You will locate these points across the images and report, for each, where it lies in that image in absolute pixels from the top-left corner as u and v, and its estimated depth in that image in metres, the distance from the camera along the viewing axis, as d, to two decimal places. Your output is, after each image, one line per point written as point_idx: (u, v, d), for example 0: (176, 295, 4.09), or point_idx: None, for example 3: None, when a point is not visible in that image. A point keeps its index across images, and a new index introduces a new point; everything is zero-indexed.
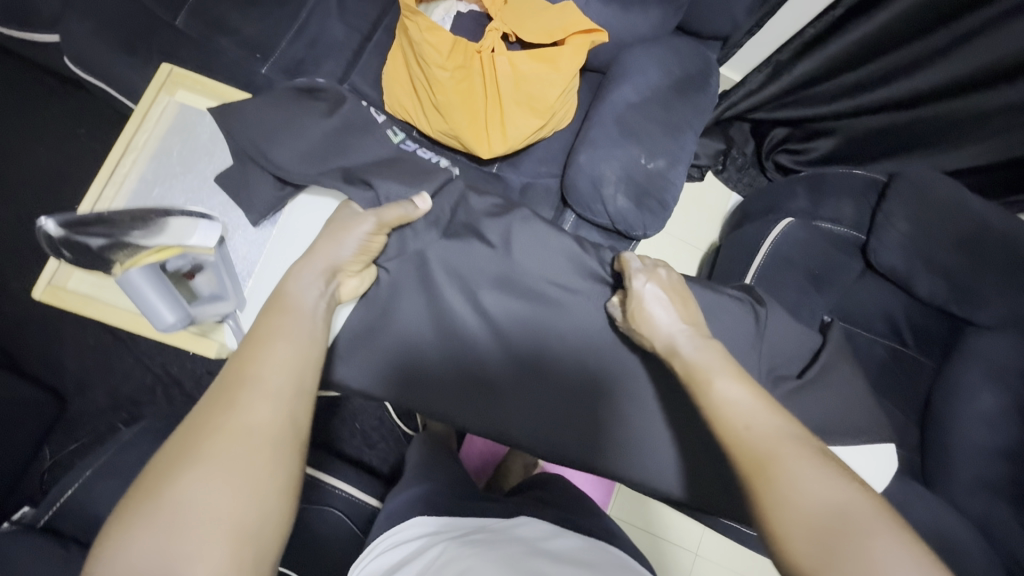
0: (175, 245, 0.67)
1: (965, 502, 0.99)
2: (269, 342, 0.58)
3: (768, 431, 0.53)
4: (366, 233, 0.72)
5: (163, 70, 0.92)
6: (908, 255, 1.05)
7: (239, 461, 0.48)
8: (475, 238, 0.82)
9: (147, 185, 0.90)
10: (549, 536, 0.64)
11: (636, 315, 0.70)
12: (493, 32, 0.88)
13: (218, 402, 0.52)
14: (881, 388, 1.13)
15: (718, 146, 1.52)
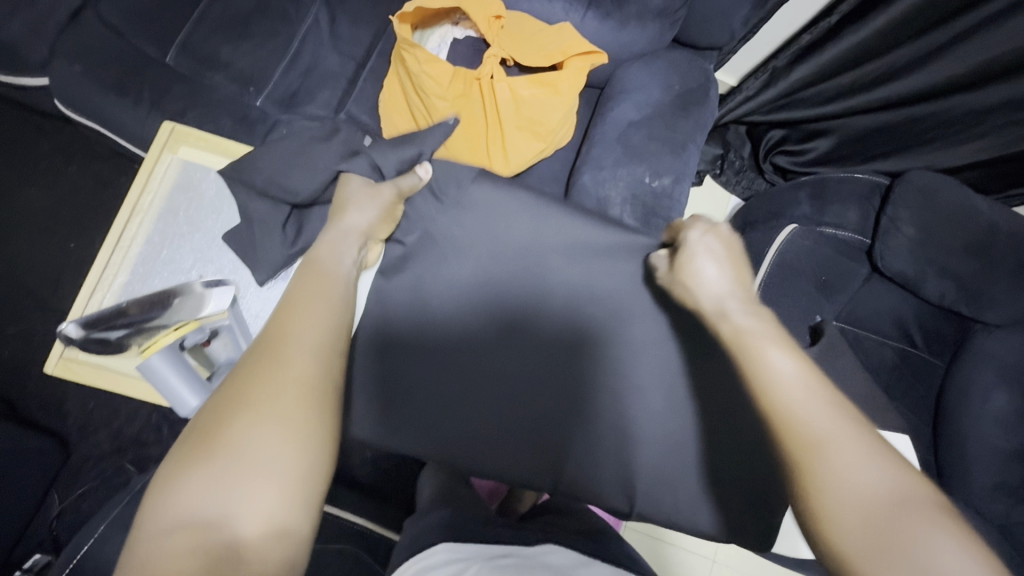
0: (189, 321, 0.71)
1: (984, 505, 1.00)
2: (302, 308, 0.55)
3: (820, 413, 0.48)
4: (389, 200, 0.75)
5: (165, 129, 0.91)
6: (916, 261, 1.05)
7: (286, 408, 0.46)
8: (476, 261, 0.81)
9: (155, 247, 0.88)
10: (582, 566, 0.59)
11: (682, 268, 0.67)
12: (492, 58, 0.86)
13: (257, 361, 0.49)
14: (893, 391, 1.14)
15: (716, 151, 1.53)
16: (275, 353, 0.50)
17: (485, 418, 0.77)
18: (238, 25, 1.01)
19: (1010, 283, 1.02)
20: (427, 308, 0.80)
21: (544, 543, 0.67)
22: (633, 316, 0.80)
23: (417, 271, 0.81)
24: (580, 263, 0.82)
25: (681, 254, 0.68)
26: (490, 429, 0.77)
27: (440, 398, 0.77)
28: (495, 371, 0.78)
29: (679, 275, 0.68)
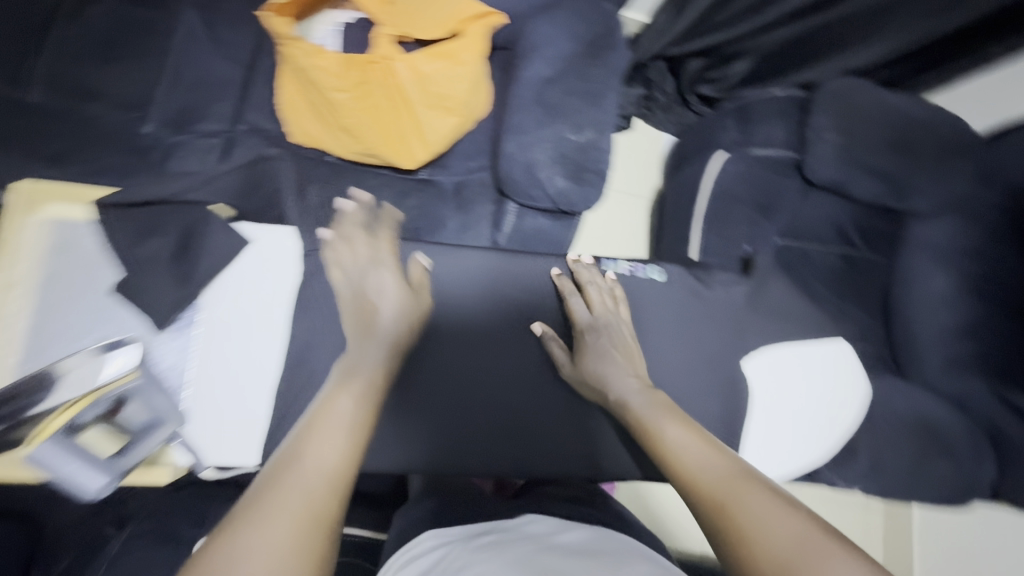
0: (78, 394, 0.61)
1: (938, 381, 1.08)
2: (335, 423, 0.58)
3: (720, 473, 0.58)
4: (361, 241, 0.79)
5: (20, 188, 0.80)
6: (842, 166, 1.06)
7: (297, 519, 0.49)
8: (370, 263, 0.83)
9: (39, 318, 0.77)
10: (561, 531, 0.59)
11: (586, 367, 0.79)
12: (382, 38, 0.79)
13: (289, 484, 0.51)
14: (843, 295, 1.19)
15: (640, 91, 1.48)
16: (316, 475, 0.53)
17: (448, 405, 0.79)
18: (105, 48, 0.92)
19: (931, 172, 1.07)
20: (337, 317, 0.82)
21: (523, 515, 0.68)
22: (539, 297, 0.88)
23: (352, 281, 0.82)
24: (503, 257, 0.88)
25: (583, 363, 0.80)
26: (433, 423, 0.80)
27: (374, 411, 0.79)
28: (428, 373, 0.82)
29: (582, 372, 0.80)
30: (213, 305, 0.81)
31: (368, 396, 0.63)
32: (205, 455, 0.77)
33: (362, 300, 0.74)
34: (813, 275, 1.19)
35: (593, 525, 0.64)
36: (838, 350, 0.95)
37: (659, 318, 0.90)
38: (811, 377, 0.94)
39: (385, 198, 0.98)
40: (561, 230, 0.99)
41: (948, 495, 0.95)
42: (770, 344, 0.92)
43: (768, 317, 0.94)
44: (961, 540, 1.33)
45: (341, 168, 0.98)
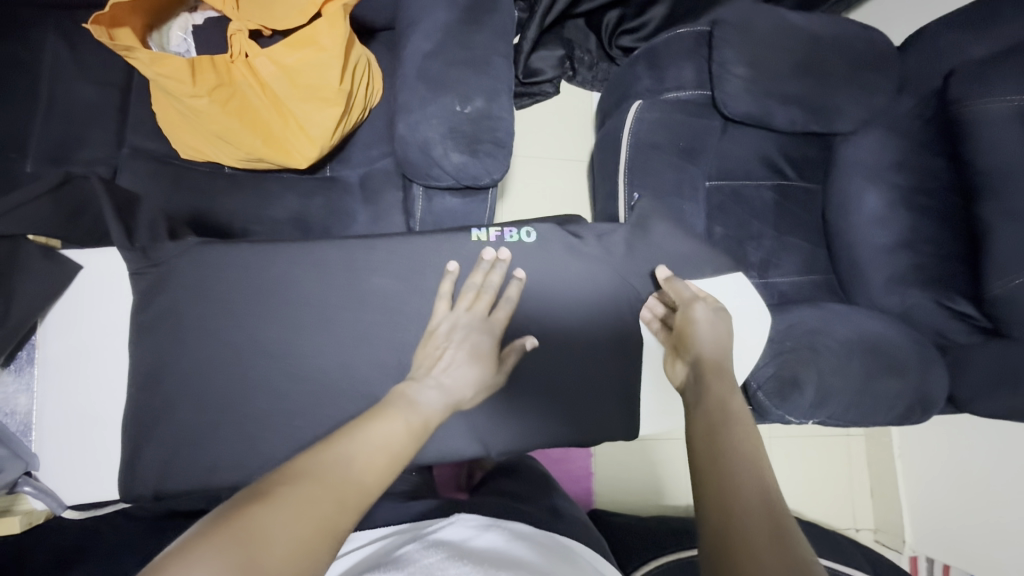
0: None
1: (883, 301, 1.05)
2: (387, 449, 0.58)
3: (744, 457, 0.55)
4: (467, 306, 0.77)
5: None
6: (756, 97, 1.03)
7: (324, 519, 0.47)
8: (212, 272, 0.78)
9: None
10: (472, 535, 0.66)
11: (722, 312, 0.79)
12: (238, 35, 0.77)
13: (334, 487, 0.50)
14: (784, 227, 1.16)
15: (560, 53, 1.41)
16: (358, 488, 0.52)
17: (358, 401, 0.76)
18: None
19: (846, 87, 1.04)
20: (185, 332, 0.76)
21: (450, 516, 0.74)
22: (418, 279, 0.81)
23: (210, 297, 0.77)
24: (377, 250, 0.81)
25: (722, 313, 0.79)
26: (298, 428, 0.75)
27: (241, 430, 0.75)
28: (288, 377, 0.77)
29: (706, 313, 0.78)
30: (46, 343, 0.74)
31: (420, 436, 0.63)
32: (63, 494, 0.73)
33: (458, 353, 0.73)
34: (750, 213, 1.15)
35: (498, 524, 0.71)
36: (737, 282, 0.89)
37: (582, 281, 0.85)
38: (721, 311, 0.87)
39: (289, 202, 0.95)
40: (475, 208, 0.95)
41: (899, 410, 0.96)
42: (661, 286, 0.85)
43: (695, 260, 0.89)
44: (932, 447, 1.34)
45: (238, 177, 0.95)
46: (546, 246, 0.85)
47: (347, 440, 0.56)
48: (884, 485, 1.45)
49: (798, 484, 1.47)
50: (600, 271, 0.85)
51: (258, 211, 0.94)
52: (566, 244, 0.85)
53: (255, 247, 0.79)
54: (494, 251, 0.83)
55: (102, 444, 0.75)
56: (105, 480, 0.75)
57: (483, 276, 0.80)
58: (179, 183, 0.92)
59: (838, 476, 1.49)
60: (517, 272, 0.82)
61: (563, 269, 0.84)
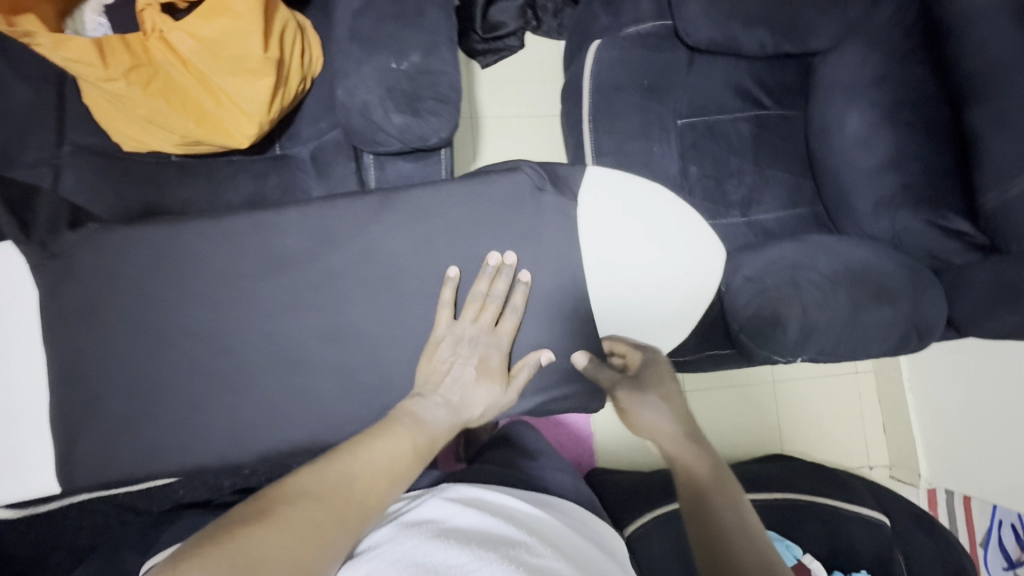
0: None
1: (872, 228, 0.99)
2: (390, 466, 0.62)
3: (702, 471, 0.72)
4: (472, 321, 0.76)
5: None
6: (719, 22, 0.96)
7: (323, 532, 0.51)
8: (145, 252, 0.76)
9: None
10: (450, 513, 0.61)
11: (641, 400, 0.79)
12: (148, 10, 0.73)
13: (335, 502, 0.55)
14: (764, 161, 1.09)
15: (520, 2, 1.35)
16: (357, 502, 0.56)
17: (322, 374, 0.77)
18: None
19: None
20: (106, 324, 0.75)
21: (433, 490, 0.72)
22: (368, 249, 0.78)
23: (135, 288, 0.76)
24: (322, 224, 0.78)
25: (643, 386, 0.80)
26: (249, 400, 0.76)
27: (184, 413, 0.75)
28: (238, 352, 0.76)
29: (628, 402, 0.80)
30: None
31: (425, 454, 0.67)
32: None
33: (465, 369, 0.75)
34: (727, 149, 1.09)
35: (479, 499, 0.67)
36: (685, 213, 0.84)
37: (546, 234, 0.80)
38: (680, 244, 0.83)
39: (241, 185, 0.93)
40: (429, 171, 0.91)
41: (891, 341, 0.91)
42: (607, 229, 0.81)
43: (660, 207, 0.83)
44: (940, 374, 1.28)
45: (183, 165, 0.92)
46: (498, 197, 0.80)
47: (349, 455, 0.61)
48: (897, 421, 1.41)
49: (806, 426, 1.43)
50: (556, 209, 0.80)
51: (209, 197, 0.92)
52: (516, 191, 0.80)
53: (188, 232, 0.77)
54: (499, 255, 0.78)
55: (36, 443, 0.74)
56: (35, 479, 0.74)
57: (488, 283, 0.77)
58: (125, 178, 0.89)
59: (848, 417, 1.44)
60: (524, 275, 0.78)
61: (520, 213, 0.80)
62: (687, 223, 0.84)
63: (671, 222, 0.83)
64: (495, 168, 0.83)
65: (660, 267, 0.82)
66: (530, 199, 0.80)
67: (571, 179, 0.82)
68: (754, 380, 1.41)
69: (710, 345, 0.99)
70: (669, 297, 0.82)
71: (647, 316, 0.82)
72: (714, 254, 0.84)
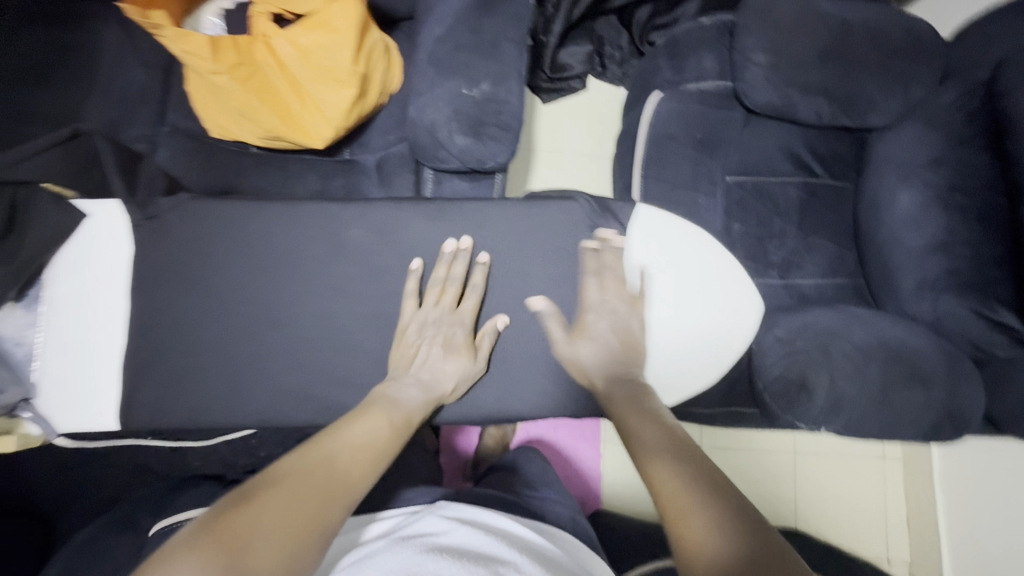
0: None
1: (914, 308, 0.98)
2: (370, 445, 0.65)
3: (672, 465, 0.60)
4: (433, 303, 0.79)
5: None
6: (779, 87, 1.00)
7: (308, 514, 0.54)
8: (219, 227, 0.83)
9: None
10: (446, 529, 0.62)
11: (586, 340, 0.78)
12: (259, 17, 0.82)
13: (320, 486, 0.57)
14: (808, 227, 1.10)
15: (588, 49, 1.41)
16: (341, 489, 0.58)
17: (356, 363, 0.81)
18: (39, 73, 1.00)
19: (879, 79, 0.99)
20: (174, 287, 0.82)
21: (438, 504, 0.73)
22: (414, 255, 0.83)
23: (206, 259, 0.82)
24: (377, 226, 0.84)
25: (578, 338, 0.79)
26: (292, 375, 0.80)
27: (226, 379, 0.80)
28: (284, 330, 0.81)
29: (574, 350, 0.78)
30: (50, 293, 0.80)
31: (403, 430, 0.70)
32: (55, 424, 0.78)
33: (432, 349, 0.78)
34: (772, 210, 1.10)
35: (475, 519, 0.68)
36: (732, 262, 0.86)
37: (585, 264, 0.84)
38: (725, 290, 0.84)
39: (309, 181, 1.00)
40: (482, 192, 0.97)
41: (919, 426, 0.89)
42: (653, 256, 0.85)
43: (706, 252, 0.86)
44: (973, 472, 1.22)
45: (261, 157, 1.00)
46: (547, 222, 0.85)
47: (331, 437, 0.63)
48: (922, 516, 1.34)
49: (824, 505, 1.37)
50: (600, 237, 0.84)
51: (277, 188, 0.99)
52: (566, 216, 0.85)
53: (262, 213, 0.83)
54: (455, 241, 0.82)
55: (101, 383, 0.80)
56: (95, 416, 0.79)
57: (446, 268, 0.81)
58: (210, 160, 0.98)
59: (869, 503, 1.38)
60: (482, 257, 0.82)
61: (563, 241, 0.85)
62: (726, 270, 0.85)
63: (716, 267, 0.85)
64: (548, 194, 0.88)
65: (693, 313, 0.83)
66: (576, 228, 0.85)
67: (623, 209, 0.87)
68: (773, 447, 1.38)
69: (732, 400, 0.99)
70: (701, 345, 0.83)
71: (679, 360, 0.82)
72: (751, 307, 0.85)
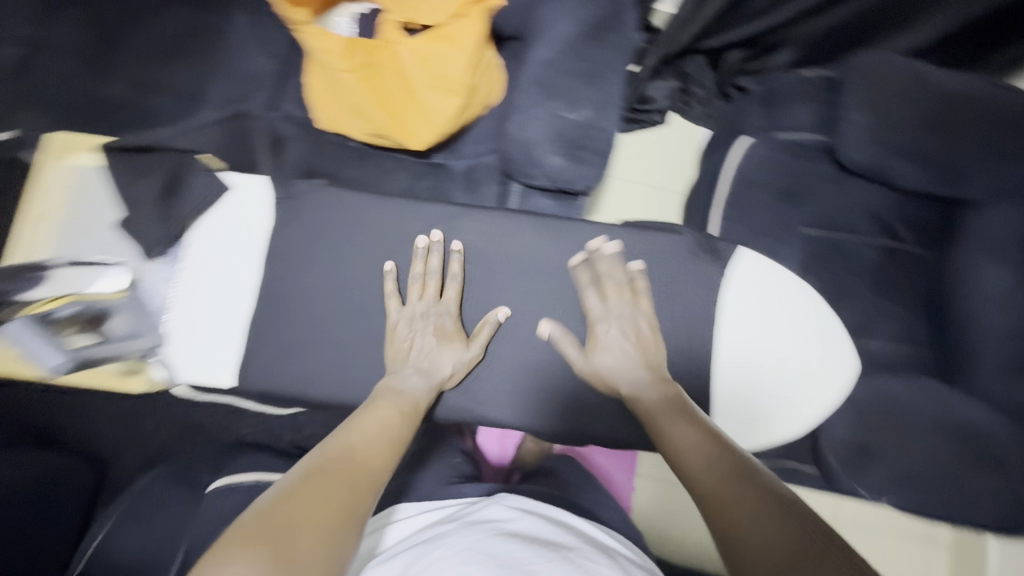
0: (71, 292, 0.82)
1: (993, 391, 0.89)
2: (383, 434, 0.71)
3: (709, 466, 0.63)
4: (417, 299, 0.85)
5: (49, 137, 0.94)
6: (875, 148, 1.00)
7: (336, 494, 0.59)
8: (339, 215, 0.90)
9: (57, 248, 0.89)
10: (513, 516, 0.65)
11: (600, 352, 0.81)
12: (388, 24, 0.87)
13: (347, 475, 0.62)
14: (884, 291, 1.08)
15: (674, 85, 1.44)
16: (362, 471, 0.64)
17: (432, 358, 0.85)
18: (175, 50, 1.09)
19: (983, 151, 0.96)
20: (294, 263, 0.89)
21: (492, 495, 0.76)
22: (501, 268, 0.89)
23: (326, 241, 0.90)
24: (474, 235, 0.90)
25: (593, 349, 0.82)
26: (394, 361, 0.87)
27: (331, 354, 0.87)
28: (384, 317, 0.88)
29: (594, 362, 0.81)
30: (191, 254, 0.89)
31: (412, 418, 0.76)
32: (177, 372, 0.86)
33: (426, 339, 0.84)
34: (849, 270, 1.08)
35: (537, 509, 0.71)
36: (829, 317, 0.86)
37: (674, 294, 0.87)
38: (816, 341, 0.85)
39: (400, 179, 1.05)
40: (564, 212, 1.00)
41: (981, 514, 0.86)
42: (748, 296, 0.85)
43: (796, 304, 0.86)
44: None
45: (359, 151, 1.05)
46: (647, 252, 0.88)
47: (349, 436, 0.69)
48: None
49: None
50: (700, 271, 0.87)
51: (371, 182, 1.04)
52: (670, 249, 0.88)
53: (381, 206, 0.91)
54: (426, 236, 0.89)
55: (218, 341, 0.88)
56: (213, 371, 0.87)
57: (423, 264, 0.87)
58: (313, 149, 1.05)
59: None
60: (456, 245, 0.87)
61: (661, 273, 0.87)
62: (817, 319, 0.85)
63: (811, 317, 0.85)
64: (654, 224, 0.90)
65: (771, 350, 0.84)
66: (675, 260, 0.87)
67: (727, 249, 0.87)
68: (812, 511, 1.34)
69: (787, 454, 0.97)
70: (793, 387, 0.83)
71: (762, 403, 0.83)
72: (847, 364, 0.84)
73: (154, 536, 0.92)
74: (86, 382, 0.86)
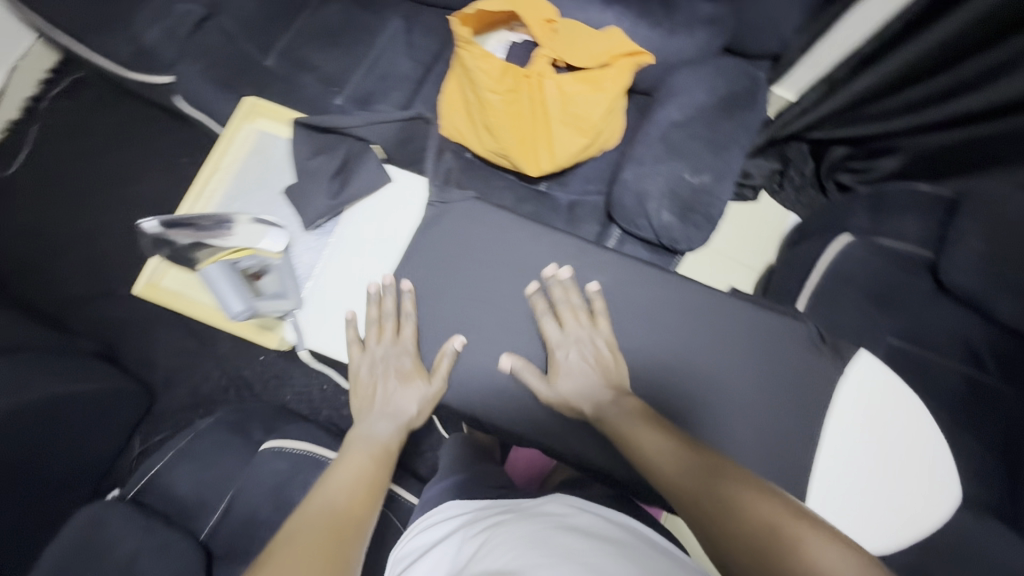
0: (246, 248, 0.79)
1: None
2: (358, 477, 0.73)
3: (682, 473, 0.63)
4: (378, 342, 0.87)
5: (246, 103, 1.05)
6: (981, 275, 0.98)
7: (329, 544, 0.61)
8: (462, 222, 0.95)
9: (229, 200, 1.01)
10: (569, 511, 0.65)
11: (560, 378, 0.81)
12: (540, 59, 0.93)
13: (333, 523, 0.64)
14: (966, 425, 1.00)
15: (774, 166, 1.49)
16: (347, 520, 0.66)
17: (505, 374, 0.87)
18: (330, 37, 1.18)
19: None
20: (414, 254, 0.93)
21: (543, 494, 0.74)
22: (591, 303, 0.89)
23: (447, 240, 0.93)
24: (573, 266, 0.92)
25: (559, 367, 0.81)
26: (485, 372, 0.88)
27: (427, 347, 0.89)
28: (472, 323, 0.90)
29: (557, 391, 0.80)
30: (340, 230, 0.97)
31: (384, 459, 0.78)
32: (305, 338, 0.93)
33: (388, 382, 0.84)
34: (927, 390, 1.03)
35: (591, 505, 0.70)
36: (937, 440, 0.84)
37: (768, 368, 0.87)
38: (917, 459, 0.83)
39: (504, 198, 1.09)
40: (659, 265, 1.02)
41: None
42: (855, 397, 0.86)
43: (893, 414, 0.85)
44: None
45: (475, 165, 1.11)
46: (755, 326, 0.89)
47: (326, 488, 0.70)
48: None
49: None
50: (811, 361, 0.87)
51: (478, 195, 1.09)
52: (786, 331, 0.88)
53: (497, 218, 0.95)
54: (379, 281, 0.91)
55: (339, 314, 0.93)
56: (331, 342, 0.92)
57: (378, 308, 0.89)
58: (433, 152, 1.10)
59: None
60: (405, 285, 0.90)
61: (767, 351, 0.87)
62: (922, 436, 0.84)
63: (918, 435, 0.83)
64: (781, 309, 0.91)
65: (789, 423, 0.84)
66: (782, 342, 0.88)
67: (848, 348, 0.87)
68: None
69: None
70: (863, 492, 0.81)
71: (852, 507, 0.81)
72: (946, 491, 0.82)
73: (203, 478, 0.95)
74: (231, 327, 0.95)
